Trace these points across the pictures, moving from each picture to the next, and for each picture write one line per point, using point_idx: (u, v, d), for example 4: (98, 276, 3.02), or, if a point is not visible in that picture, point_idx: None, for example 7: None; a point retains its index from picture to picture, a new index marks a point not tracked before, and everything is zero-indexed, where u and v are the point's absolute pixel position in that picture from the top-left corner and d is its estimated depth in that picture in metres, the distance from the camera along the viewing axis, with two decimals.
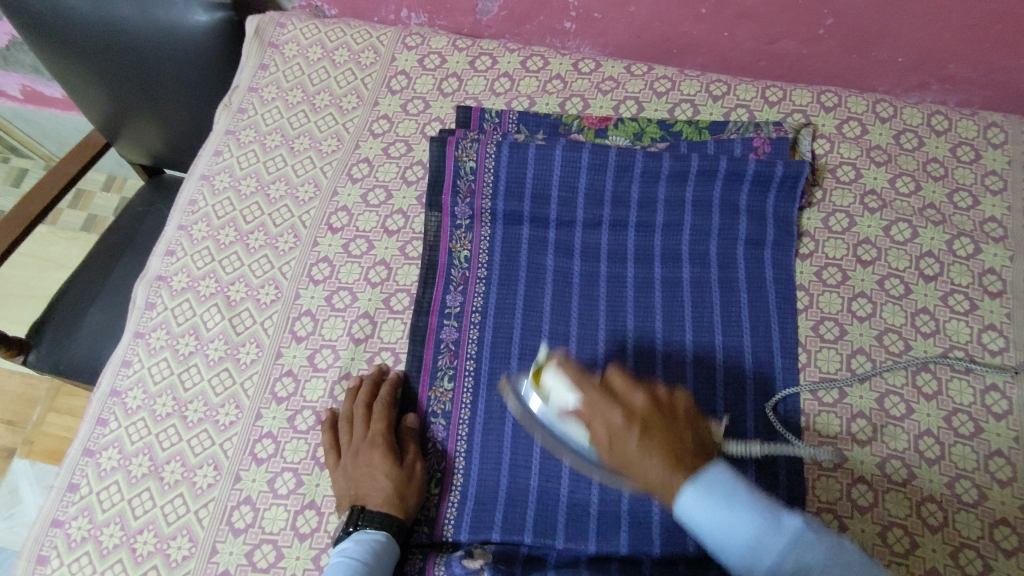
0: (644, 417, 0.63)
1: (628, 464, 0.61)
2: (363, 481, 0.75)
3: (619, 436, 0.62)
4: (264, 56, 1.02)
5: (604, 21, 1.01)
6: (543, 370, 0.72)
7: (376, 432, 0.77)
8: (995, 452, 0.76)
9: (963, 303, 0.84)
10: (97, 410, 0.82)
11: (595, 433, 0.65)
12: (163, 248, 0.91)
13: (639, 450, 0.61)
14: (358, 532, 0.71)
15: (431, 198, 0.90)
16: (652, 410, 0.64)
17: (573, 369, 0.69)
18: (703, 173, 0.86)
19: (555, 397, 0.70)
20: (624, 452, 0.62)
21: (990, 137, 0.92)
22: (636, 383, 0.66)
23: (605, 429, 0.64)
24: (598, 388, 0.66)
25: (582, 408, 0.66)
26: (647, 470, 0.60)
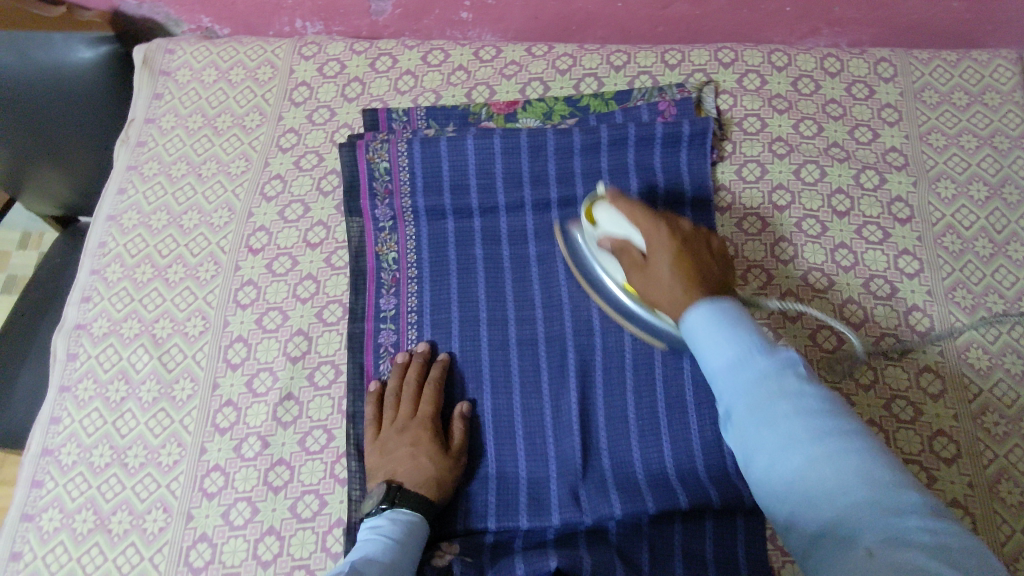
0: (682, 238, 0.66)
1: (651, 281, 0.65)
2: (399, 462, 0.75)
3: (654, 252, 0.65)
4: (157, 85, 1.00)
5: (499, 7, 1.01)
6: (596, 206, 0.74)
7: (426, 414, 0.78)
8: (924, 368, 0.80)
9: (876, 233, 0.87)
10: (30, 472, 0.79)
11: (632, 259, 0.68)
12: (78, 295, 0.88)
13: (668, 269, 0.63)
14: (393, 510, 0.71)
15: (350, 204, 0.89)
16: (682, 248, 0.65)
17: (627, 205, 0.69)
18: (615, 143, 0.87)
19: (606, 228, 0.71)
20: (651, 266, 0.65)
21: (881, 72, 0.96)
22: (672, 222, 0.67)
23: (654, 245, 0.66)
24: (649, 212, 0.68)
25: (625, 240, 0.69)
26: (665, 280, 0.63)
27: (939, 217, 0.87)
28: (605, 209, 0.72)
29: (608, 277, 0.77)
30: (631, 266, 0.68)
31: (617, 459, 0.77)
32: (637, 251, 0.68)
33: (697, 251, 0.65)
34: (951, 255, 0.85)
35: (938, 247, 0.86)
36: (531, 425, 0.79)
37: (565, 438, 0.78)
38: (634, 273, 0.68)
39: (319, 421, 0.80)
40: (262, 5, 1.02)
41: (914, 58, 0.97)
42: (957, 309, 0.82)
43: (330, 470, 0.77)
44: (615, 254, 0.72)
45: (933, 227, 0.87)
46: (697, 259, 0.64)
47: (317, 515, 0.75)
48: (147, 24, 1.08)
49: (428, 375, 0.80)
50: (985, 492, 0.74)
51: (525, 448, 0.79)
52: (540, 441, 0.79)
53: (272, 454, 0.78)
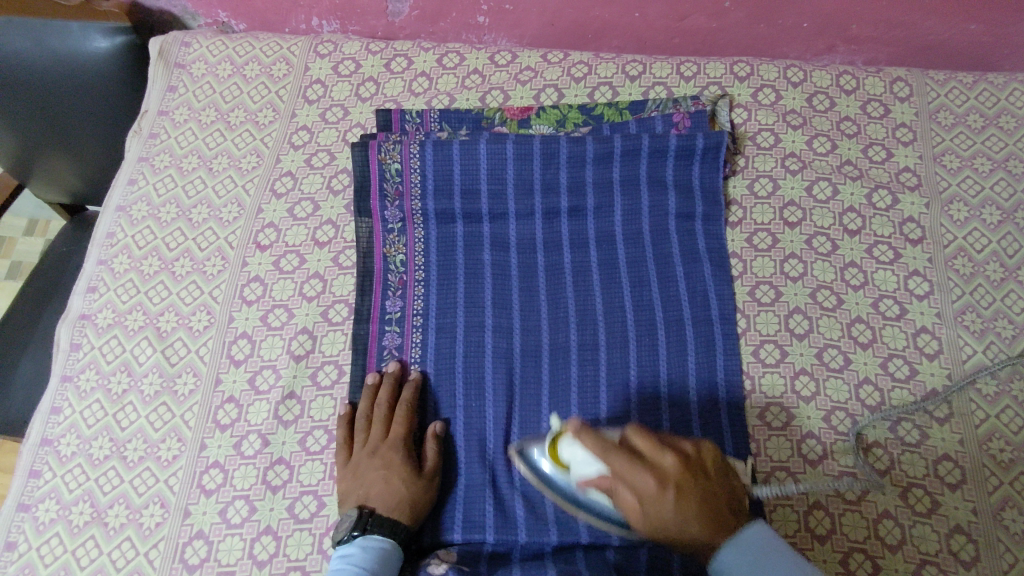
0: (678, 480, 0.59)
1: (651, 521, 0.59)
2: (371, 485, 0.74)
3: (650, 507, 0.58)
4: (171, 77, 0.99)
5: (516, 13, 1.01)
6: (561, 445, 0.67)
7: (398, 435, 0.77)
8: (931, 392, 0.79)
9: (887, 253, 0.86)
10: (29, 461, 0.79)
11: (620, 499, 0.61)
12: (84, 285, 0.87)
13: (676, 512, 0.58)
14: (364, 537, 0.70)
15: (360, 204, 0.88)
16: (685, 472, 0.60)
17: (590, 438, 0.62)
18: (628, 152, 0.87)
19: (578, 470, 0.65)
20: (653, 508, 0.58)
21: (896, 91, 0.96)
22: (659, 441, 0.61)
23: (635, 496, 0.59)
24: (622, 451, 0.60)
25: (607, 479, 0.62)
26: (674, 526, 0.58)
27: (950, 239, 0.87)
28: (571, 445, 0.66)
29: (563, 479, 0.69)
30: (609, 437, 0.62)
31: None
32: (623, 493, 0.60)
33: (684, 480, 0.59)
34: (962, 278, 0.84)
35: (949, 269, 0.85)
36: (531, 434, 0.78)
37: None
38: (626, 514, 0.60)
39: (321, 422, 0.79)
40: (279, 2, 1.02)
41: (930, 78, 0.96)
42: (965, 333, 0.82)
43: (329, 472, 0.77)
44: (581, 463, 0.65)
45: (944, 249, 0.86)
46: (702, 486, 0.60)
47: (315, 517, 0.75)
48: (163, 16, 1.08)
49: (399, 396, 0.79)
50: (989, 519, 0.73)
51: None
52: None
53: (272, 453, 0.78)
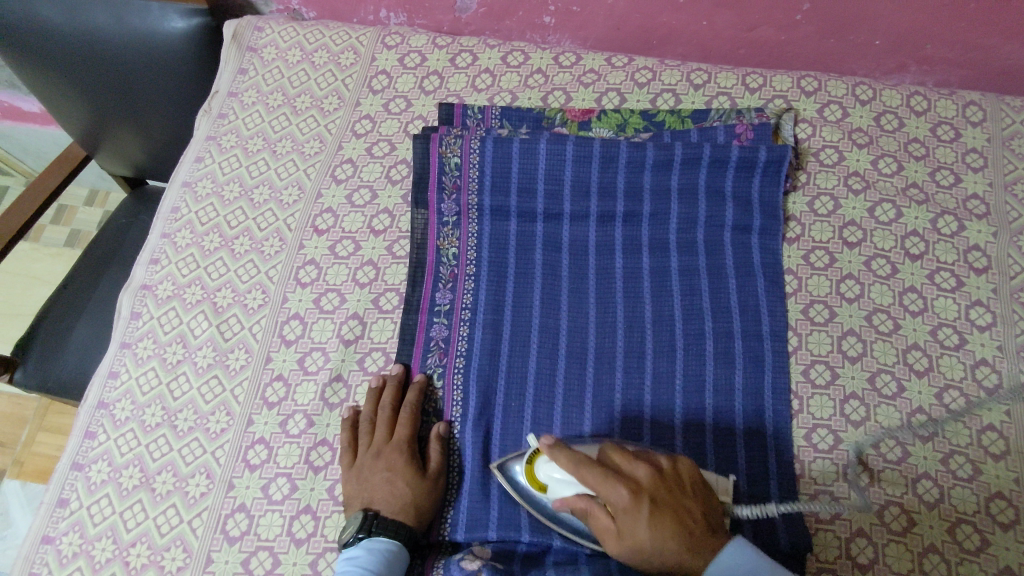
0: (650, 491, 0.62)
1: (626, 539, 0.62)
2: (376, 488, 0.74)
3: (619, 519, 0.62)
4: (242, 60, 1.02)
5: (583, 15, 1.01)
6: (538, 466, 0.71)
7: (401, 438, 0.77)
8: (987, 427, 0.77)
9: (949, 280, 0.84)
10: (85, 422, 0.81)
11: (597, 520, 0.64)
12: (147, 257, 0.90)
13: (651, 528, 0.60)
14: (369, 539, 0.70)
15: (417, 195, 0.89)
16: (657, 481, 0.63)
17: (564, 452, 0.66)
18: (688, 161, 0.86)
19: (553, 485, 0.70)
20: (622, 525, 0.62)
21: (969, 115, 0.93)
22: (635, 455, 0.65)
23: (608, 513, 0.63)
24: (593, 464, 0.64)
25: (582, 498, 0.65)
26: (650, 540, 0.60)
27: (1018, 271, 0.84)
28: (548, 465, 0.70)
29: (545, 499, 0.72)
30: (601, 533, 0.64)
31: None
32: (602, 514, 0.63)
33: (656, 492, 0.63)
34: None
35: (1014, 302, 0.82)
36: (570, 437, 0.78)
37: None
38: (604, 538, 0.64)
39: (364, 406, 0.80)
40: None
41: (1007, 104, 0.94)
42: None
43: None
44: (558, 482, 0.69)
45: (1010, 280, 0.84)
46: (675, 501, 0.63)
47: None
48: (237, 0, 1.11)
49: (403, 399, 0.80)
50: None
51: None
52: None
53: (316, 434, 0.79)
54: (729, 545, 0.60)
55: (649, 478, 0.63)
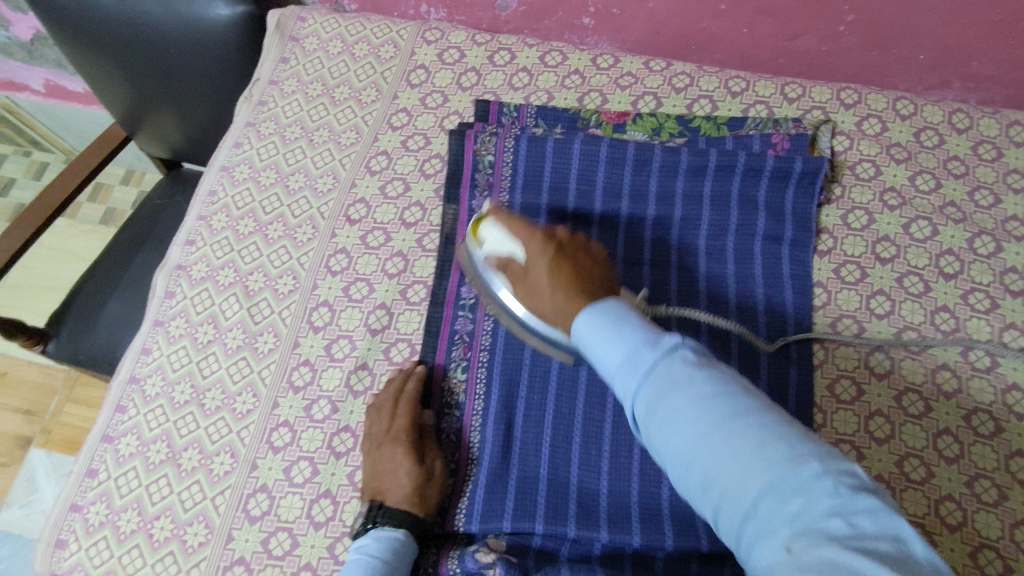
0: (556, 242, 0.72)
1: (529, 286, 0.72)
2: (382, 477, 0.75)
3: (531, 257, 0.72)
4: (284, 49, 1.04)
5: (623, 17, 1.00)
6: (482, 224, 0.77)
7: (400, 428, 0.76)
8: (1015, 452, 0.75)
9: (983, 302, 0.83)
10: (116, 396, 0.83)
11: (513, 271, 0.74)
12: (183, 237, 0.92)
13: (547, 278, 0.69)
14: (374, 531, 0.72)
15: (450, 191, 0.90)
16: (568, 246, 0.72)
17: (507, 219, 0.75)
18: (722, 168, 0.86)
19: (491, 245, 0.75)
20: (532, 274, 0.71)
21: (1012, 135, 0.92)
22: (561, 229, 0.74)
23: (524, 258, 0.72)
24: (536, 233, 0.73)
25: (517, 260, 0.73)
26: (548, 289, 0.69)
27: None
28: (492, 227, 0.76)
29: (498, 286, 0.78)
30: (515, 283, 0.74)
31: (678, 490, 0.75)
32: (517, 263, 0.73)
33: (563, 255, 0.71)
34: None
35: None
36: (591, 432, 0.78)
37: (623, 455, 0.77)
38: (516, 284, 0.74)
39: None
40: None
41: None
42: None
43: None
44: (500, 244, 0.74)
45: None
46: (578, 266, 0.70)
47: None
48: None
49: (403, 387, 0.79)
50: None
51: (579, 457, 0.77)
52: (596, 451, 0.77)
53: (340, 420, 0.80)
54: (706, 463, 0.47)
55: (562, 241, 0.72)
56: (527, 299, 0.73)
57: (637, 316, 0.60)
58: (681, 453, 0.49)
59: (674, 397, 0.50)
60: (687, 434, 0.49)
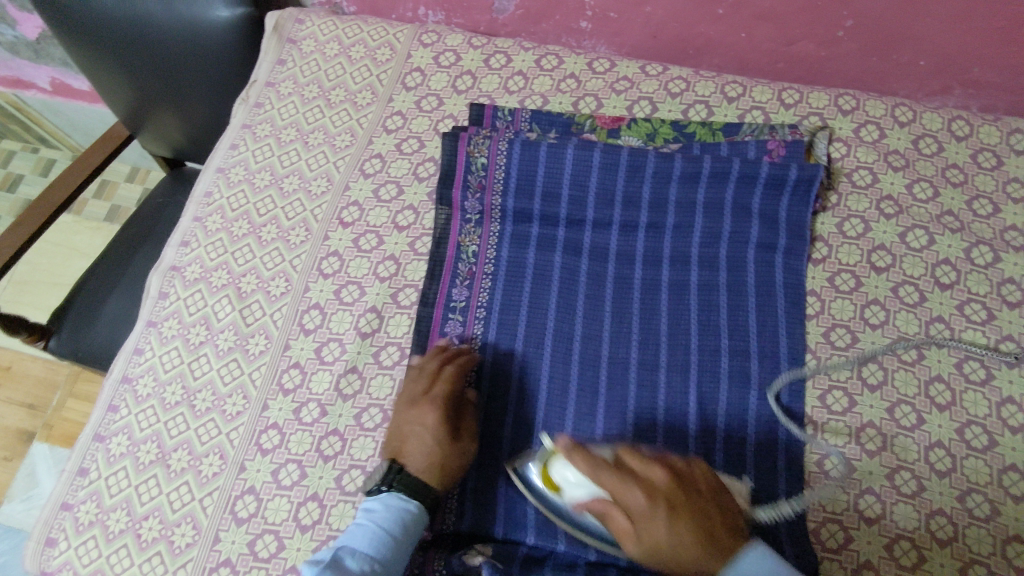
0: (668, 494, 0.63)
1: (641, 526, 0.62)
2: (408, 440, 0.75)
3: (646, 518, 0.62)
4: (282, 51, 1.04)
5: (620, 21, 1.00)
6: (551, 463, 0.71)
7: (439, 395, 0.76)
8: (1008, 467, 0.74)
9: (980, 313, 0.82)
10: (109, 396, 0.84)
11: (613, 522, 0.65)
12: (178, 238, 0.93)
13: (671, 534, 0.61)
14: (389, 495, 0.71)
15: (442, 190, 0.89)
16: (674, 486, 0.64)
17: (578, 459, 0.66)
18: (716, 175, 0.85)
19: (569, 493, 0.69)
20: (621, 516, 0.64)
21: (1012, 144, 0.91)
22: (622, 472, 0.65)
23: (625, 514, 0.64)
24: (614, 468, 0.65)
25: (599, 501, 0.66)
26: (680, 547, 0.61)
27: None
28: (562, 468, 0.69)
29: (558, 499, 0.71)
30: (614, 532, 0.65)
31: None
32: (617, 518, 0.64)
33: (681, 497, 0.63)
34: None
35: None
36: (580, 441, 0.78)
37: None
38: (613, 532, 0.65)
39: (377, 400, 0.81)
40: None
41: None
42: None
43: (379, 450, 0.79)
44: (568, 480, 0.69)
45: None
46: (693, 505, 0.63)
47: (360, 491, 0.77)
48: None
49: (455, 359, 0.80)
50: None
51: None
52: None
53: (328, 423, 0.80)
54: None
55: (648, 501, 0.63)
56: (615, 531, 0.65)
57: (695, 557, 0.61)
58: None
59: None
60: None
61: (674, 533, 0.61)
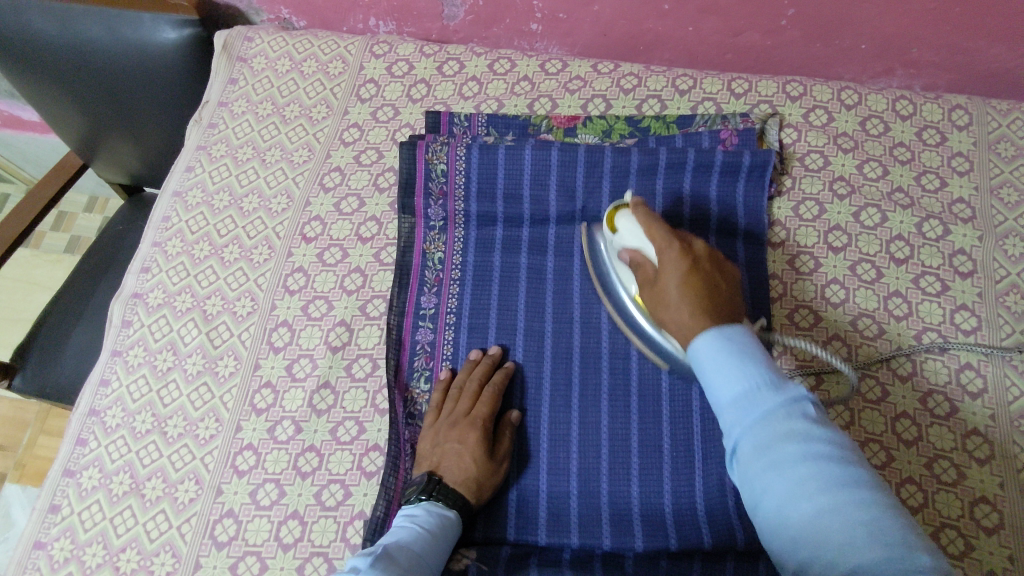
0: (697, 256, 0.68)
1: (659, 294, 0.68)
2: (446, 455, 0.76)
3: (665, 269, 0.68)
4: (233, 70, 1.03)
5: (569, 22, 1.01)
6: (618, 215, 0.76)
7: (480, 413, 0.77)
8: (971, 431, 0.77)
9: (934, 284, 0.84)
10: (76, 430, 0.83)
11: (644, 272, 0.72)
12: (138, 265, 0.91)
13: (679, 287, 0.66)
14: (430, 502, 0.71)
15: (404, 200, 0.90)
16: (707, 258, 0.69)
17: (644, 214, 0.72)
18: (672, 166, 0.86)
19: (623, 238, 0.74)
20: (661, 285, 0.68)
21: (955, 119, 0.93)
22: (684, 238, 0.70)
23: (653, 266, 0.71)
24: (667, 227, 0.70)
25: (642, 252, 0.72)
26: (682, 302, 0.65)
27: (1003, 274, 0.84)
28: (628, 219, 0.74)
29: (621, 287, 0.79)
30: (643, 283, 0.72)
31: (647, 489, 0.75)
32: (649, 268, 0.71)
33: (707, 271, 0.68)
34: (1012, 316, 0.82)
35: (1000, 306, 0.82)
36: (557, 437, 0.79)
37: (591, 455, 0.77)
38: (645, 288, 0.71)
39: (352, 413, 0.81)
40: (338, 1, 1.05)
41: (993, 107, 0.94)
42: (1013, 373, 0.79)
43: (357, 463, 0.78)
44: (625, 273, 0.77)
45: (996, 284, 0.84)
46: (710, 278, 0.67)
47: (340, 505, 0.76)
48: (229, 11, 1.12)
49: (492, 377, 0.80)
50: None
51: (547, 463, 0.78)
52: (564, 455, 0.78)
53: (304, 440, 0.80)
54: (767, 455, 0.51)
55: (694, 256, 0.68)
56: (651, 301, 0.70)
57: (765, 354, 0.58)
58: (722, 374, 0.56)
59: (742, 367, 0.56)
60: (744, 381, 0.55)
61: (714, 404, 0.57)
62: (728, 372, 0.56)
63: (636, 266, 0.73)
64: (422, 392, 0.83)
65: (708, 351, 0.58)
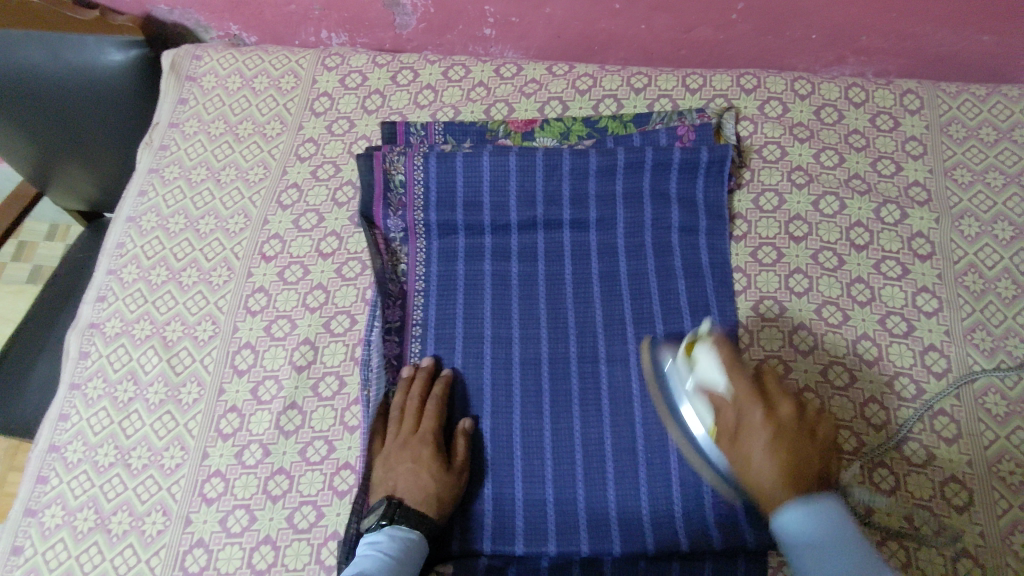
0: (789, 426, 0.66)
1: (742, 446, 0.66)
2: (400, 478, 0.74)
3: (750, 425, 0.66)
4: (182, 90, 1.01)
5: (522, 25, 1.01)
6: (696, 343, 0.72)
7: (427, 429, 0.76)
8: (938, 411, 0.77)
9: (895, 269, 0.85)
10: (36, 467, 0.80)
11: (723, 416, 0.68)
12: (94, 294, 0.89)
13: (766, 452, 0.64)
14: (392, 527, 0.70)
15: (363, 214, 0.89)
16: (799, 422, 0.67)
17: (727, 351, 0.69)
18: (631, 165, 0.86)
19: (701, 373, 0.70)
20: (745, 439, 0.66)
21: (906, 104, 0.95)
22: (780, 396, 0.68)
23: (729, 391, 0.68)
24: (746, 372, 0.68)
25: (725, 399, 0.68)
26: (766, 467, 0.64)
27: (961, 255, 0.85)
28: (707, 353, 0.70)
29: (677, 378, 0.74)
30: (720, 437, 0.68)
31: (622, 491, 0.75)
32: (728, 420, 0.67)
33: (791, 432, 0.66)
34: (972, 296, 0.83)
35: (959, 286, 0.83)
36: (530, 444, 0.78)
37: (565, 462, 0.77)
38: (721, 433, 0.68)
39: (321, 432, 0.80)
40: (288, 15, 1.03)
41: (942, 90, 0.95)
42: (975, 352, 0.80)
43: (329, 483, 0.77)
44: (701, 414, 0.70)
45: (954, 265, 0.85)
46: (808, 445, 0.66)
47: (313, 527, 0.75)
48: (177, 30, 1.11)
49: (431, 390, 0.79)
50: (998, 543, 0.71)
51: (521, 470, 0.77)
52: (538, 462, 0.77)
53: (273, 463, 0.78)
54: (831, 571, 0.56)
55: (785, 415, 0.67)
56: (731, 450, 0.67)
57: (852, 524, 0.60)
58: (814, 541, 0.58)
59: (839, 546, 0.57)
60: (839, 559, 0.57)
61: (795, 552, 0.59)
62: (830, 551, 0.57)
63: (710, 400, 0.69)
64: (375, 394, 0.80)
65: (803, 522, 0.59)
